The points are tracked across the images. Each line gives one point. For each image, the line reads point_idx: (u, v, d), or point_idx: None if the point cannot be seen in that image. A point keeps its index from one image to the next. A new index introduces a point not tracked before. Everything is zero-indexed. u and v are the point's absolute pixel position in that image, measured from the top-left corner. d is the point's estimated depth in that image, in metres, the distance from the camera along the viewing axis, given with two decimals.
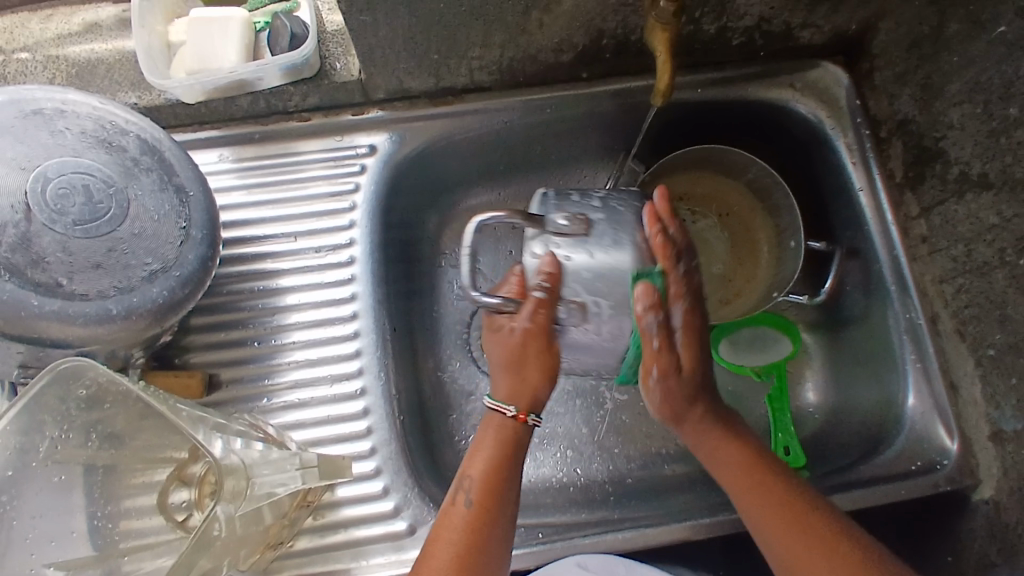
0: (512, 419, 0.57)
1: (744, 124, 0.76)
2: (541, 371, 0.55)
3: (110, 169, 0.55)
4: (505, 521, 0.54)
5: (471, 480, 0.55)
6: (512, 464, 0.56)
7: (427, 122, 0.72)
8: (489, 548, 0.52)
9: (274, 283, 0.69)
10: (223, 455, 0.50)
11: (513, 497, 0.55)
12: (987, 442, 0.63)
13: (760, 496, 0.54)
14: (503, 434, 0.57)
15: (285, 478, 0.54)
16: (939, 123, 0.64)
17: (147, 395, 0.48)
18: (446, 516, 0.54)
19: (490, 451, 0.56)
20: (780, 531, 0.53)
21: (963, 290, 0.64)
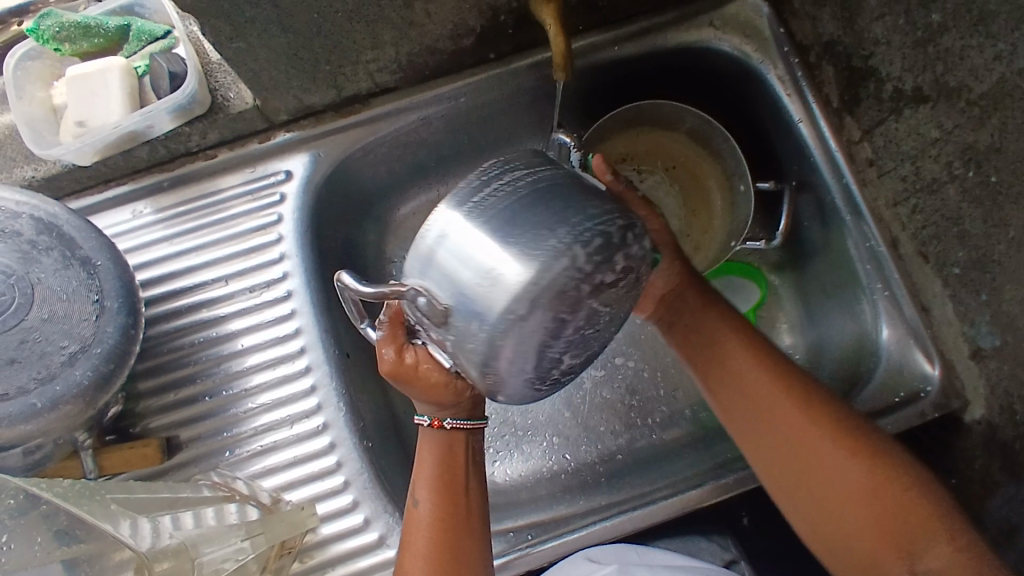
0: (429, 427, 0.54)
1: (671, 74, 0.73)
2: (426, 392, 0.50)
3: (8, 257, 0.53)
4: (467, 509, 0.54)
5: (420, 482, 0.54)
6: (458, 456, 0.55)
7: (340, 135, 0.68)
8: (458, 544, 0.53)
9: (218, 331, 0.67)
10: (156, 543, 0.47)
11: (467, 487, 0.55)
12: (969, 360, 0.60)
13: (784, 448, 0.55)
14: (441, 445, 0.55)
15: (229, 551, 0.53)
16: (865, 41, 0.60)
17: (57, 498, 0.46)
18: (411, 521, 0.54)
19: (431, 454, 0.55)
20: (805, 481, 0.54)
21: (919, 210, 0.60)
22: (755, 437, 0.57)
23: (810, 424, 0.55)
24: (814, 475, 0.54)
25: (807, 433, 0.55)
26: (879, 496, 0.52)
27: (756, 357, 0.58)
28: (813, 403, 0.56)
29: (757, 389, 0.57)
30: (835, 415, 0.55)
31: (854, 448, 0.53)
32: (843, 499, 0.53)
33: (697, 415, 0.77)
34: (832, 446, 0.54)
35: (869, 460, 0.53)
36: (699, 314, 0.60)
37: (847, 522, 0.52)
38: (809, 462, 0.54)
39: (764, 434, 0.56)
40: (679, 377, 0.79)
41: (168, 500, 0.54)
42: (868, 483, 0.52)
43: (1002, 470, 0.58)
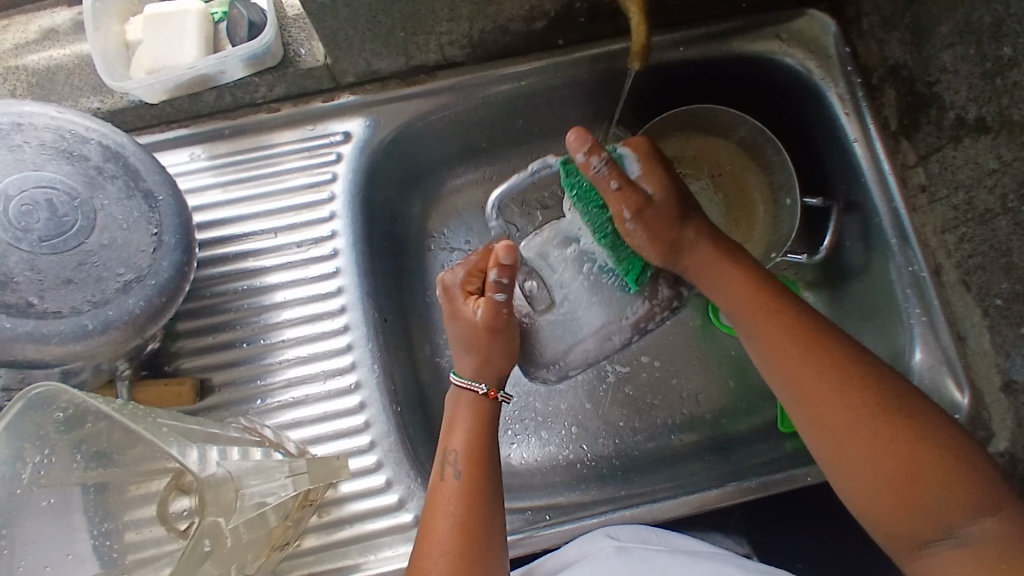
0: (482, 396, 0.58)
1: (730, 81, 0.73)
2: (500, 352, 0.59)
3: (74, 180, 0.53)
4: (494, 483, 0.56)
5: (456, 454, 0.56)
6: (488, 434, 0.58)
7: (401, 104, 0.69)
8: (483, 516, 0.53)
9: (258, 281, 0.68)
10: (206, 467, 0.46)
11: (496, 467, 0.56)
12: (999, 393, 0.61)
13: (816, 402, 0.52)
14: (478, 411, 0.58)
15: (274, 487, 0.52)
16: (931, 67, 0.61)
17: (121, 415, 0.47)
18: (438, 492, 0.55)
19: (467, 427, 0.57)
20: (816, 409, 0.52)
21: (966, 239, 0.61)
22: (790, 386, 0.54)
23: (837, 382, 0.52)
24: (844, 435, 0.51)
25: (833, 389, 0.52)
26: (911, 458, 0.48)
27: (778, 311, 0.56)
28: (810, 324, 0.55)
29: (783, 341, 0.55)
30: (859, 372, 0.52)
31: (875, 405, 0.50)
32: (872, 456, 0.49)
33: (716, 422, 0.78)
34: (850, 396, 0.51)
35: (904, 425, 0.49)
36: (715, 265, 0.59)
37: (870, 449, 0.49)
38: (837, 417, 0.51)
39: (795, 384, 0.54)
40: (702, 382, 0.79)
41: (209, 435, 0.53)
42: (866, 411, 0.50)
43: None
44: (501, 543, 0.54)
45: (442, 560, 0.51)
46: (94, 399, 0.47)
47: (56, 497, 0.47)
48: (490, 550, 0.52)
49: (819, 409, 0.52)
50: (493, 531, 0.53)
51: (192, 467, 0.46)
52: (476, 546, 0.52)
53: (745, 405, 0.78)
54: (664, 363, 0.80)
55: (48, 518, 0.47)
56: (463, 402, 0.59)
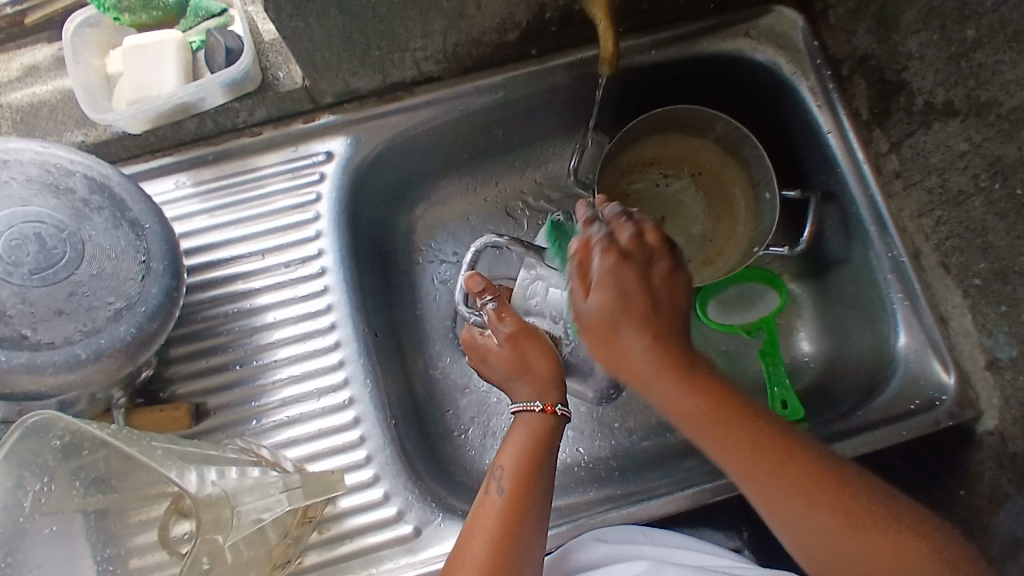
0: (540, 412, 0.58)
1: (705, 81, 0.75)
2: (547, 361, 0.61)
3: (61, 213, 0.54)
4: (541, 504, 0.54)
5: (504, 470, 0.55)
6: (545, 455, 0.56)
7: (381, 121, 0.70)
8: (522, 536, 0.52)
9: (249, 302, 0.68)
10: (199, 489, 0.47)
11: (545, 489, 0.55)
12: (984, 371, 0.62)
13: (781, 506, 0.47)
14: (536, 425, 0.57)
15: (268, 503, 0.53)
16: (899, 55, 0.62)
17: (114, 439, 0.47)
18: (483, 506, 0.54)
19: (523, 444, 0.56)
20: (774, 497, 0.47)
21: (942, 222, 0.62)
22: (745, 466, 0.48)
23: (811, 485, 0.47)
24: (826, 551, 0.46)
25: (802, 498, 0.46)
26: (897, 565, 0.44)
27: (696, 388, 0.49)
28: (709, 398, 0.49)
29: (735, 426, 0.48)
30: (832, 478, 0.47)
31: (851, 526, 0.45)
32: (835, 548, 0.45)
33: None
34: (831, 517, 0.46)
35: (903, 546, 0.44)
36: (649, 388, 0.50)
37: (834, 530, 0.45)
38: (829, 550, 0.45)
39: (759, 487, 0.48)
40: None
41: (208, 455, 0.54)
42: (823, 494, 0.46)
43: (1011, 483, 0.59)
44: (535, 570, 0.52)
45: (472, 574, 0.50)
46: (90, 425, 0.48)
47: (58, 524, 0.48)
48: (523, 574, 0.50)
49: (774, 486, 0.47)
50: (531, 553, 0.52)
51: (182, 483, 0.47)
52: (509, 567, 0.50)
53: None
54: None
55: (50, 546, 0.47)
56: (524, 420, 0.58)
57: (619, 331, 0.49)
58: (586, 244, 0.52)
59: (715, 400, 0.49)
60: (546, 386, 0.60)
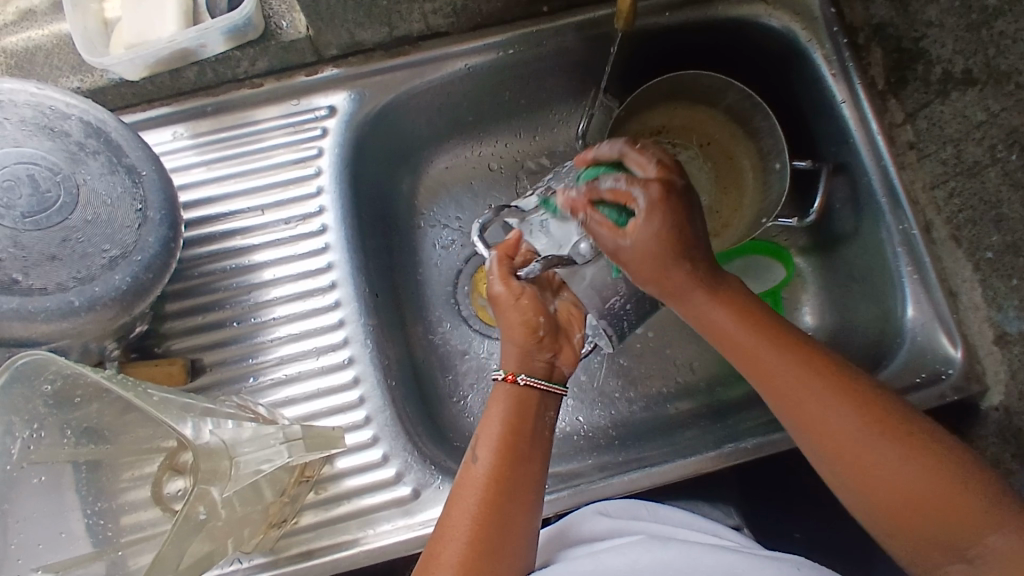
0: (504, 382, 0.57)
1: (716, 49, 0.74)
2: (522, 330, 0.58)
3: (55, 155, 0.52)
4: (525, 478, 0.53)
5: (481, 444, 0.54)
6: (525, 428, 0.55)
7: (385, 77, 0.68)
8: (507, 511, 0.51)
9: (247, 259, 0.67)
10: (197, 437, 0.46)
11: (531, 458, 0.54)
12: (992, 346, 0.61)
13: (812, 414, 0.50)
14: (518, 396, 0.56)
15: (269, 454, 0.51)
16: (918, 23, 0.61)
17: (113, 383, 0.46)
18: (464, 477, 0.53)
19: (499, 419, 0.55)
20: (818, 425, 0.50)
21: (955, 194, 0.62)
22: (783, 394, 0.52)
23: (840, 399, 0.49)
24: (861, 459, 0.48)
25: (830, 407, 0.49)
26: (931, 480, 0.45)
27: (741, 318, 0.54)
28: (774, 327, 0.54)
29: (765, 349, 0.53)
30: (852, 386, 0.50)
31: (886, 430, 0.48)
32: (882, 472, 0.47)
33: (712, 389, 0.77)
34: (860, 420, 0.48)
35: (922, 449, 0.47)
36: (688, 299, 0.55)
37: (875, 458, 0.47)
38: (862, 463, 0.48)
39: (793, 404, 0.51)
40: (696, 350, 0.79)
41: (208, 409, 0.52)
42: (866, 420, 0.48)
43: (1015, 457, 0.59)
44: (529, 541, 0.51)
45: (454, 545, 0.49)
46: (86, 370, 0.46)
47: (47, 475, 0.47)
48: (511, 542, 0.50)
49: (813, 410, 0.50)
50: (520, 524, 0.51)
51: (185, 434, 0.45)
52: (493, 538, 0.49)
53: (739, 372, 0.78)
54: (659, 333, 0.80)
55: (38, 497, 0.46)
56: (499, 392, 0.56)
57: (663, 266, 0.53)
58: (619, 192, 0.54)
59: (756, 320, 0.54)
60: (524, 359, 0.58)
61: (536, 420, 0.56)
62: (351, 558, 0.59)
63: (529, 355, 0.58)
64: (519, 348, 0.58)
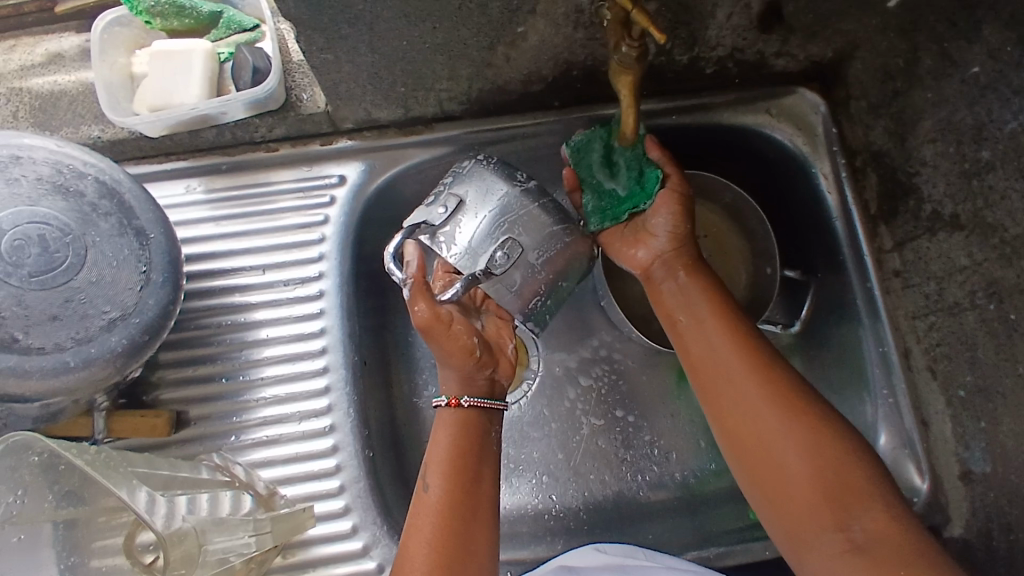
0: (447, 407, 0.60)
1: (720, 150, 0.75)
2: (459, 354, 0.59)
3: (67, 216, 0.54)
4: (477, 494, 0.57)
5: (432, 468, 0.57)
6: (471, 447, 0.59)
7: (397, 152, 0.71)
8: (463, 527, 0.54)
9: (244, 317, 0.68)
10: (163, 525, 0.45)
11: (481, 474, 0.58)
12: (957, 481, 0.62)
13: (747, 410, 0.55)
14: (463, 417, 0.60)
15: (235, 545, 0.55)
16: (912, 159, 0.63)
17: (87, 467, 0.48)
18: (419, 505, 0.56)
19: (447, 444, 0.58)
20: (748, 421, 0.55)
21: (936, 328, 0.63)
22: (724, 392, 0.57)
23: (753, 378, 0.56)
24: (763, 435, 0.54)
25: (743, 384, 0.56)
26: (816, 455, 0.51)
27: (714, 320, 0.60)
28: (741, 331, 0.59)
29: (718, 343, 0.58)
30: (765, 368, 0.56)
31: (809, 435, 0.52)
32: (802, 475, 0.51)
33: (685, 481, 0.79)
34: (768, 401, 0.54)
35: (820, 432, 0.52)
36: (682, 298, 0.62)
37: (796, 458, 0.52)
38: (766, 437, 0.54)
39: (731, 397, 0.56)
40: (674, 439, 0.80)
41: (168, 480, 0.55)
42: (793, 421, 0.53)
43: None
44: (487, 555, 0.55)
45: (419, 566, 0.52)
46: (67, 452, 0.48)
47: (26, 534, 0.48)
48: (474, 555, 0.54)
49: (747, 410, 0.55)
50: (478, 539, 0.55)
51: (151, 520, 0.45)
52: (455, 557, 0.53)
53: (714, 467, 0.79)
54: (638, 418, 0.81)
55: (17, 556, 0.48)
56: (445, 418, 0.60)
57: (665, 267, 0.63)
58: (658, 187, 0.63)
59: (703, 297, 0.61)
60: (465, 379, 0.61)
61: (481, 437, 0.60)
62: None
63: (468, 379, 0.61)
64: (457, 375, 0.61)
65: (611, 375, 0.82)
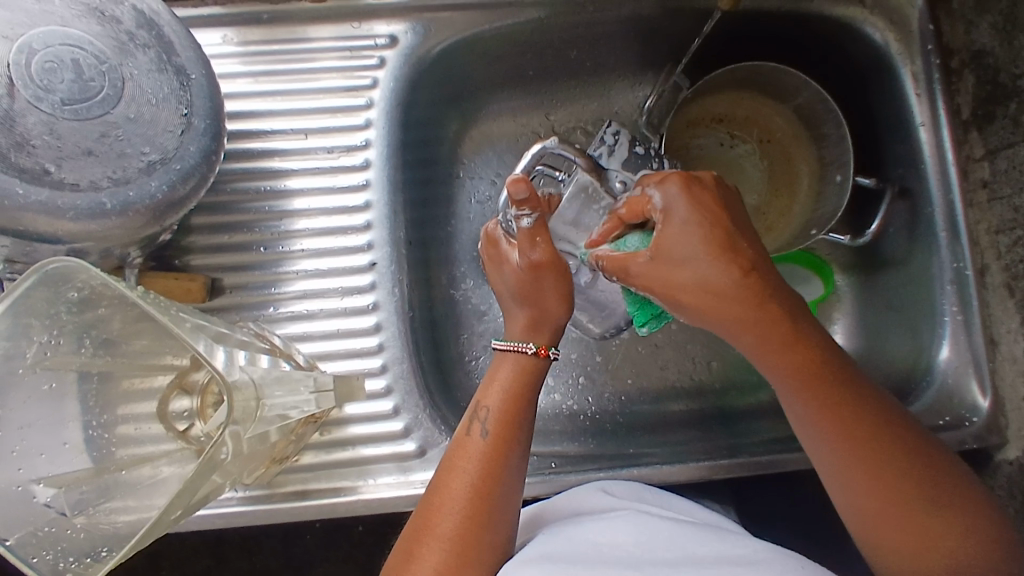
0: (532, 355, 0.53)
1: (799, 45, 0.70)
2: (560, 298, 0.54)
3: (103, 43, 0.49)
4: (524, 447, 0.51)
5: (488, 413, 0.51)
6: (531, 402, 0.53)
7: (454, 14, 0.64)
8: (506, 479, 0.49)
9: (281, 184, 0.63)
10: (227, 369, 0.43)
11: (530, 431, 0.52)
12: (1021, 402, 0.61)
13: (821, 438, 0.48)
14: (522, 367, 0.53)
15: (297, 401, 0.50)
16: (1020, 59, 0.59)
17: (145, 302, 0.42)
18: (461, 447, 0.51)
19: (504, 388, 0.52)
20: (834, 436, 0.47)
21: (1022, 244, 0.60)
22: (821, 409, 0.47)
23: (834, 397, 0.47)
24: (862, 492, 0.46)
25: (838, 426, 0.47)
26: (934, 519, 0.44)
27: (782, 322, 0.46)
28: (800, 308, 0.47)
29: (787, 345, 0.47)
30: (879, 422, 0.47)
31: (881, 462, 0.46)
32: (888, 513, 0.45)
33: (724, 391, 0.76)
34: (858, 446, 0.46)
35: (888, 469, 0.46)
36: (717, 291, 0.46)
37: (879, 496, 0.45)
38: (861, 487, 0.46)
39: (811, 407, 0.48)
40: (713, 349, 0.77)
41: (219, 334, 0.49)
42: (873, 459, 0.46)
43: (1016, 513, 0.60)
44: (516, 514, 0.50)
45: (453, 516, 0.48)
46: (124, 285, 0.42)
47: (57, 382, 0.44)
48: (507, 517, 0.49)
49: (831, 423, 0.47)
50: (513, 502, 0.50)
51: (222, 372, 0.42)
52: (491, 510, 0.48)
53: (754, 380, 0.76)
54: (682, 326, 0.77)
55: (43, 404, 0.43)
56: (511, 358, 0.54)
57: (698, 262, 0.45)
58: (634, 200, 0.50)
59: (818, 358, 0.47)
60: (548, 326, 0.55)
61: (537, 390, 0.54)
62: (348, 505, 0.58)
63: (556, 326, 0.55)
64: (526, 319, 0.55)
65: None
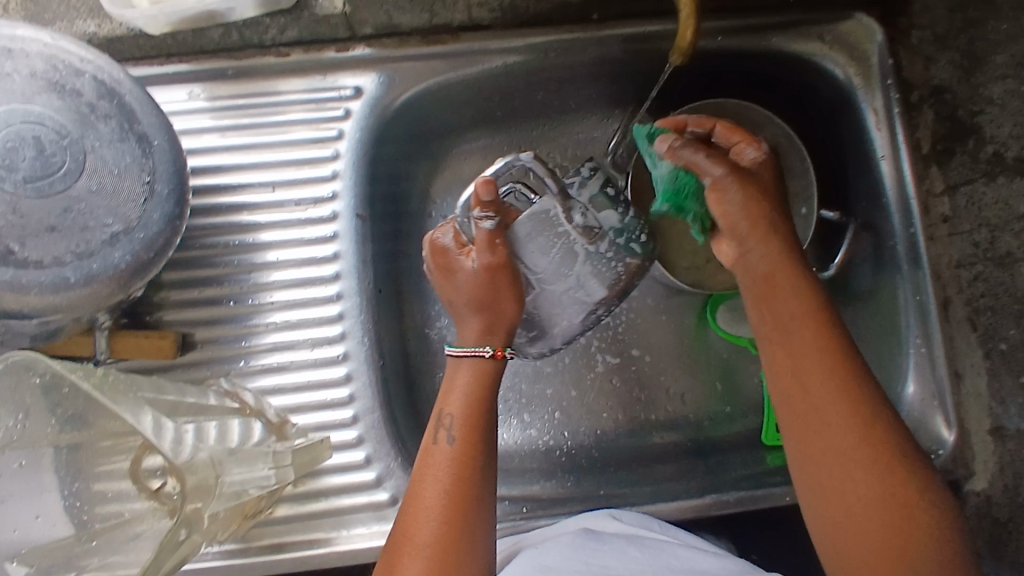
0: (490, 358, 0.54)
1: (763, 80, 0.70)
2: (514, 299, 0.56)
3: (64, 116, 0.49)
4: (490, 451, 0.52)
5: (452, 419, 0.52)
6: (494, 403, 0.54)
7: (418, 63, 0.65)
8: (476, 480, 0.51)
9: (251, 237, 0.64)
10: (185, 452, 0.45)
11: (496, 433, 0.53)
12: (985, 435, 0.61)
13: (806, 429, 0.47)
14: (479, 368, 0.54)
15: (254, 478, 0.52)
16: (978, 96, 0.60)
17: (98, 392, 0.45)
18: (430, 456, 0.51)
19: (466, 390, 0.53)
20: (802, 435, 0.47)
21: (982, 279, 0.61)
22: (794, 411, 0.48)
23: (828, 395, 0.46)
24: (829, 490, 0.46)
25: (820, 415, 0.47)
26: (905, 514, 0.44)
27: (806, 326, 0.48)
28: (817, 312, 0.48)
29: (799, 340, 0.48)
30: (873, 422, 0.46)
31: (868, 452, 0.45)
32: (861, 506, 0.45)
33: (699, 423, 0.76)
34: (844, 436, 0.46)
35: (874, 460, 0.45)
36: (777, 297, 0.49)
37: (852, 490, 0.45)
38: (831, 477, 0.46)
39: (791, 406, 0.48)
40: (690, 382, 0.77)
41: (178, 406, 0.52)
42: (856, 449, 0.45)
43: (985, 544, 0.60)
44: (491, 528, 0.51)
45: (429, 525, 0.48)
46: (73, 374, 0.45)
47: (27, 459, 0.45)
48: (479, 525, 0.50)
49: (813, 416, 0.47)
50: (485, 509, 0.50)
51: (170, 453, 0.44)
52: (465, 519, 0.49)
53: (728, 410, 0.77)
54: (655, 358, 0.77)
55: (13, 482, 0.45)
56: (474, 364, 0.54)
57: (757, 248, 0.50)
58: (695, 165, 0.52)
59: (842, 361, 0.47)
60: (501, 326, 0.56)
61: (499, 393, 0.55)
62: (322, 557, 0.59)
63: (510, 325, 0.56)
64: (481, 325, 0.55)
65: (629, 312, 0.78)
